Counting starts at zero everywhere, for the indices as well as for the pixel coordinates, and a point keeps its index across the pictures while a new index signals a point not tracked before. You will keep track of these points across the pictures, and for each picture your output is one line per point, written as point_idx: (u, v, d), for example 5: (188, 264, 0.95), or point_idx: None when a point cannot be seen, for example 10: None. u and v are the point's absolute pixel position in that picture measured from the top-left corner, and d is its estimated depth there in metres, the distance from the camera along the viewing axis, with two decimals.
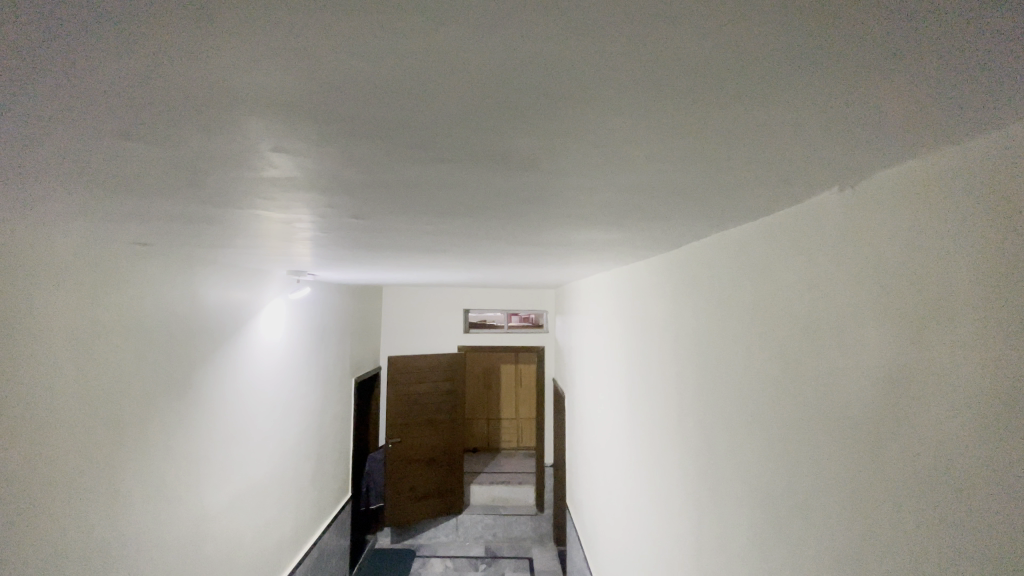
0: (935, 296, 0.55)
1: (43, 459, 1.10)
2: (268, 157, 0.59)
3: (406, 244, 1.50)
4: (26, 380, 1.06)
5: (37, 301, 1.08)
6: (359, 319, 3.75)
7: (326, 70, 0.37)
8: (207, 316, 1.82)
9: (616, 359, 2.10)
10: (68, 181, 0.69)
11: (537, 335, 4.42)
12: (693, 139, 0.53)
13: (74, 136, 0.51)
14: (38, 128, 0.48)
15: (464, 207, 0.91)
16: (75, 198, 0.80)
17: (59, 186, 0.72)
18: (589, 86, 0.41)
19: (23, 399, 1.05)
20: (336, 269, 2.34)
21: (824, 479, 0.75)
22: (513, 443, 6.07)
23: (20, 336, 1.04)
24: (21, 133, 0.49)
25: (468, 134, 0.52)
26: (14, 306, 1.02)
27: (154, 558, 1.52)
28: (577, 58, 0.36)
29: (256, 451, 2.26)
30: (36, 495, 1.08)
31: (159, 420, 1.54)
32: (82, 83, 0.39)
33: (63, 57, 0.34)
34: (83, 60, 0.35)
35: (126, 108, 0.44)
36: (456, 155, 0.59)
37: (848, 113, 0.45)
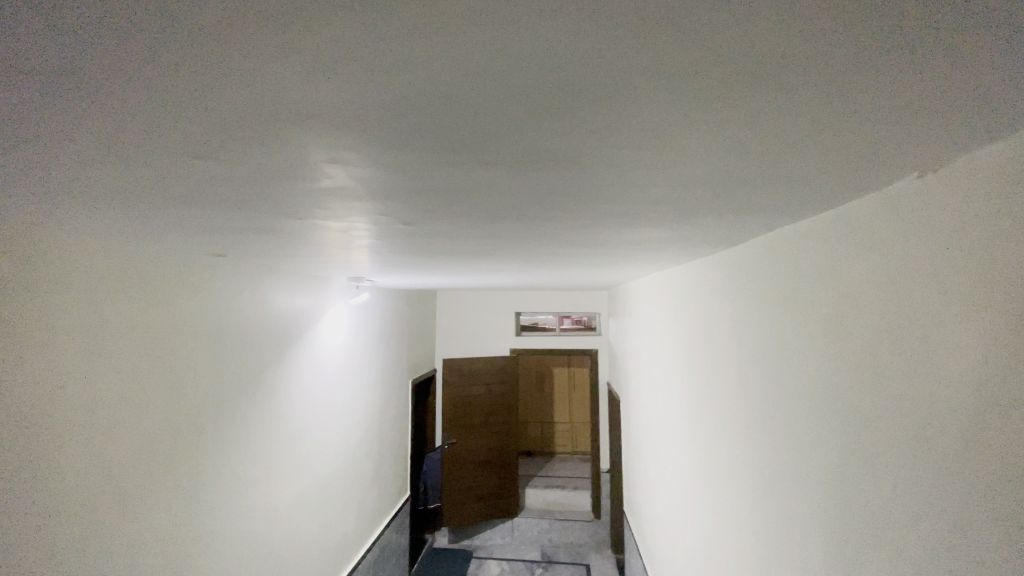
0: (1015, 297, 0.48)
1: (128, 452, 1.22)
2: (315, 169, 0.63)
3: (458, 248, 1.52)
4: (113, 382, 1.18)
5: (122, 309, 1.20)
6: (415, 322, 3.85)
7: (344, 84, 0.39)
8: (273, 321, 1.95)
9: (674, 363, 2.02)
10: (151, 198, 0.77)
11: (589, 338, 4.35)
12: (730, 133, 0.49)
13: (147, 155, 0.56)
14: (117, 151, 0.54)
15: (512, 209, 0.91)
16: (158, 214, 0.88)
17: (145, 204, 0.80)
18: (604, 88, 0.40)
19: (110, 399, 1.17)
20: (391, 275, 2.43)
21: (897, 498, 0.67)
22: (568, 447, 6.02)
23: (106, 341, 1.16)
24: (104, 155, 0.55)
25: (503, 135, 0.51)
26: (102, 314, 1.14)
27: (228, 546, 1.64)
28: (586, 61, 0.36)
29: (320, 450, 2.38)
30: (121, 484, 1.20)
31: (227, 421, 1.65)
32: (142, 107, 0.43)
33: (125, 85, 0.38)
34: (144, 88, 0.39)
35: (183, 127, 0.48)
36: (494, 155, 0.58)
37: (894, 103, 0.41)
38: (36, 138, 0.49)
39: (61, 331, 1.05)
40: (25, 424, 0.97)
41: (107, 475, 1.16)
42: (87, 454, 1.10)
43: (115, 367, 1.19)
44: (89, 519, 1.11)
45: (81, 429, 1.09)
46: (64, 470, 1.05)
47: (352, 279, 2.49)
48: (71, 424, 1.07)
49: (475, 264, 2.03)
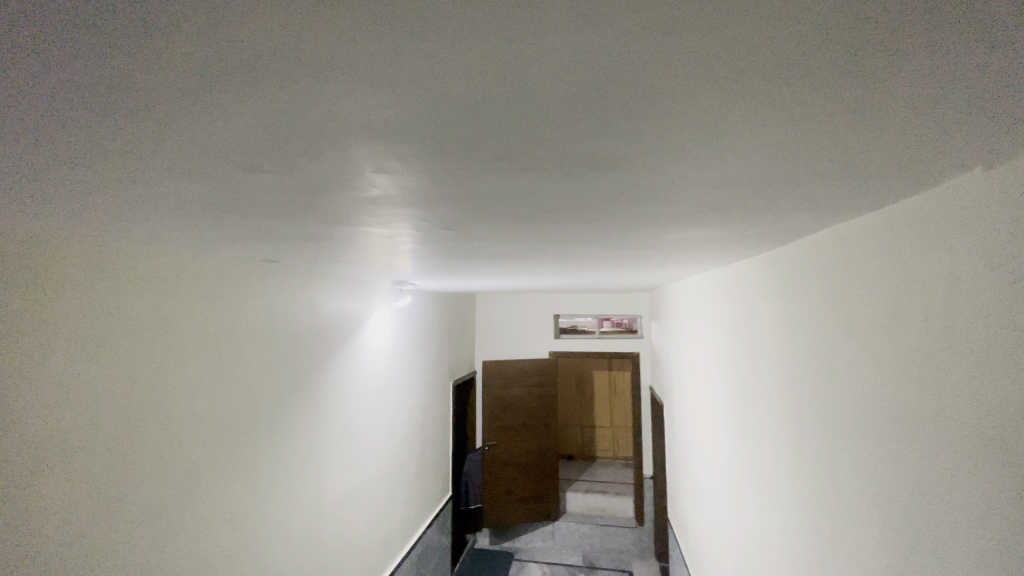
0: None
1: (191, 444, 1.32)
2: (362, 179, 0.67)
3: (498, 251, 1.54)
4: (179, 378, 1.28)
5: (186, 311, 1.30)
6: (455, 325, 3.92)
7: (390, 101, 0.42)
8: (322, 324, 2.04)
9: (719, 367, 1.96)
10: (215, 208, 0.83)
11: (630, 340, 4.29)
12: (764, 134, 0.49)
13: (213, 169, 0.62)
14: (189, 165, 0.60)
15: (549, 213, 0.92)
16: (221, 222, 0.96)
17: (209, 213, 0.87)
18: (634, 94, 0.41)
19: (177, 395, 1.27)
20: (433, 279, 2.50)
21: (956, 509, 0.64)
22: (609, 452, 5.94)
23: (173, 341, 1.26)
24: (178, 169, 0.61)
25: (540, 139, 0.52)
26: (170, 316, 1.25)
27: (281, 537, 1.73)
28: (616, 69, 0.37)
29: (366, 448, 2.47)
30: (187, 474, 1.30)
31: (279, 419, 1.74)
32: (212, 126, 0.47)
33: (200, 105, 0.43)
34: (215, 108, 0.43)
35: (246, 142, 0.53)
36: (531, 159, 0.59)
37: (937, 98, 0.40)
38: (122, 155, 0.55)
39: (135, 332, 1.15)
40: (101, 419, 1.07)
41: (168, 468, 1.25)
42: (151, 448, 1.19)
43: (178, 367, 1.28)
44: (154, 509, 1.20)
45: (147, 423, 1.19)
46: (133, 461, 1.14)
47: (396, 283, 2.57)
48: (138, 419, 1.16)
49: (514, 267, 2.05)
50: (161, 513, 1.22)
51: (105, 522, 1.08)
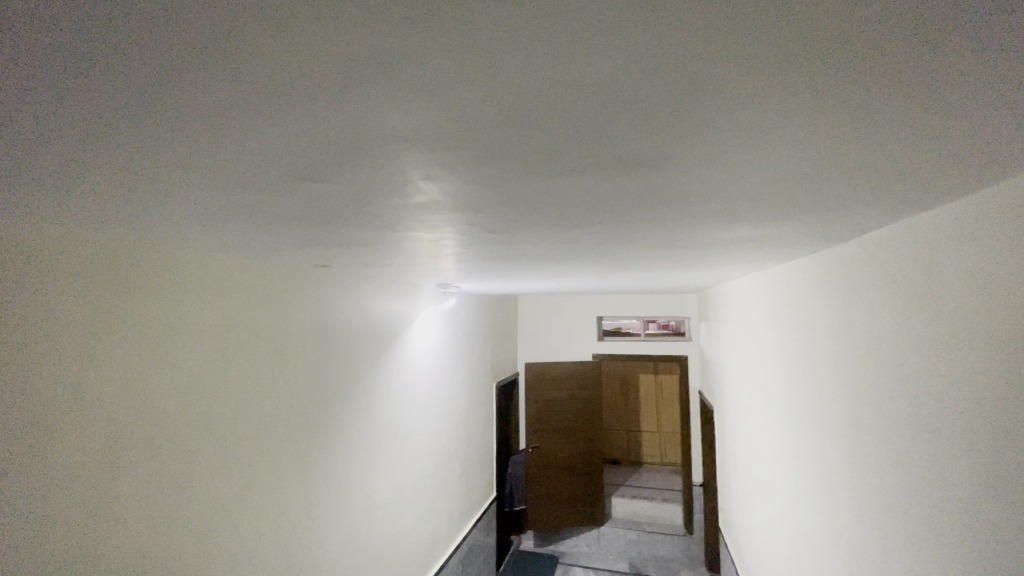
0: None
1: (251, 439, 1.42)
2: (411, 186, 0.70)
3: (539, 253, 1.55)
4: (239, 375, 1.38)
5: (245, 314, 1.40)
6: (498, 326, 3.96)
7: (437, 112, 0.45)
8: (370, 326, 2.13)
9: (770, 371, 1.88)
10: (276, 216, 0.89)
11: (677, 343, 4.18)
12: (813, 131, 0.48)
13: (275, 179, 0.66)
14: (253, 177, 0.65)
15: (590, 214, 0.92)
16: (279, 229, 1.02)
17: (270, 221, 0.93)
18: (675, 98, 0.41)
19: (237, 392, 1.37)
20: (476, 281, 2.54)
21: None
22: (656, 458, 5.79)
23: (234, 340, 1.36)
24: (244, 181, 0.67)
25: (579, 141, 0.52)
26: (231, 318, 1.35)
27: (333, 531, 1.81)
28: (656, 74, 0.38)
29: (413, 447, 2.54)
30: (247, 465, 1.40)
31: (329, 417, 1.83)
32: (276, 140, 0.52)
33: (268, 121, 0.47)
34: (280, 123, 0.47)
35: (304, 154, 0.57)
36: (570, 162, 0.60)
37: (1000, 84, 0.38)
38: (197, 169, 0.60)
39: (205, 333, 1.25)
40: (173, 414, 1.15)
41: (229, 461, 1.34)
42: (214, 442, 1.28)
43: (237, 366, 1.37)
44: (218, 500, 1.29)
45: (211, 419, 1.27)
46: (199, 455, 1.23)
47: (440, 286, 2.63)
48: (204, 415, 1.25)
49: (555, 269, 2.05)
50: (224, 504, 1.31)
51: (178, 511, 1.16)
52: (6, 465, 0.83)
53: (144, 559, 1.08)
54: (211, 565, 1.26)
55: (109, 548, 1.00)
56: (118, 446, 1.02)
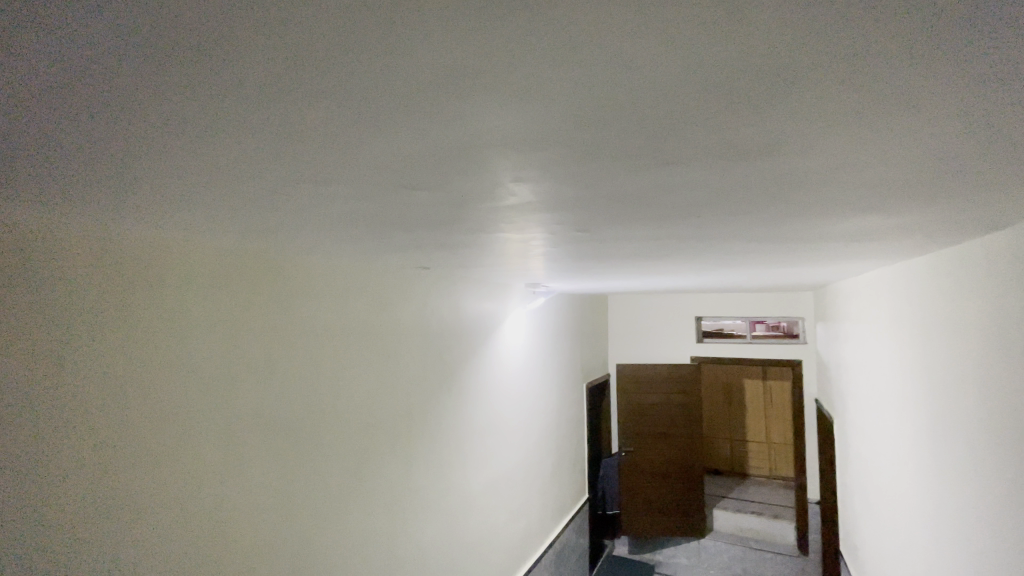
0: None
1: (354, 427, 1.56)
2: (506, 189, 0.72)
3: (633, 252, 1.49)
4: (342, 368, 1.52)
5: (347, 312, 1.54)
6: (589, 326, 3.88)
7: (534, 117, 0.45)
8: (461, 325, 2.21)
9: (899, 379, 1.64)
10: (380, 220, 0.96)
11: (789, 345, 3.80)
12: (965, 100, 0.42)
13: (381, 185, 0.71)
14: (363, 184, 0.71)
15: (687, 208, 0.87)
16: (383, 233, 1.10)
17: (374, 224, 1.00)
18: (791, 81, 0.38)
19: (340, 384, 1.51)
20: (565, 280, 2.52)
21: None
22: (764, 470, 5.33)
23: (338, 336, 1.50)
24: (353, 188, 0.72)
25: (675, 134, 0.50)
26: (334, 316, 1.49)
27: (429, 519, 1.92)
28: (772, 60, 0.35)
29: (505, 444, 2.59)
30: (350, 451, 1.54)
31: (424, 411, 1.92)
32: (383, 150, 0.56)
33: (378, 134, 0.51)
34: (388, 136, 0.51)
35: (408, 163, 0.61)
36: (666, 155, 0.56)
37: None
38: (317, 179, 0.67)
39: (311, 330, 1.41)
40: (278, 407, 1.30)
41: (330, 451, 1.46)
42: (316, 432, 1.42)
43: (335, 363, 1.49)
44: (319, 485, 1.42)
45: (313, 412, 1.41)
46: (302, 443, 1.37)
47: (529, 285, 2.64)
48: (305, 409, 1.38)
49: (648, 266, 1.96)
50: (325, 489, 1.44)
51: (283, 494, 1.30)
52: (164, 439, 1.02)
53: (264, 528, 1.24)
54: (315, 545, 1.40)
55: (227, 524, 1.15)
56: (241, 429, 1.19)
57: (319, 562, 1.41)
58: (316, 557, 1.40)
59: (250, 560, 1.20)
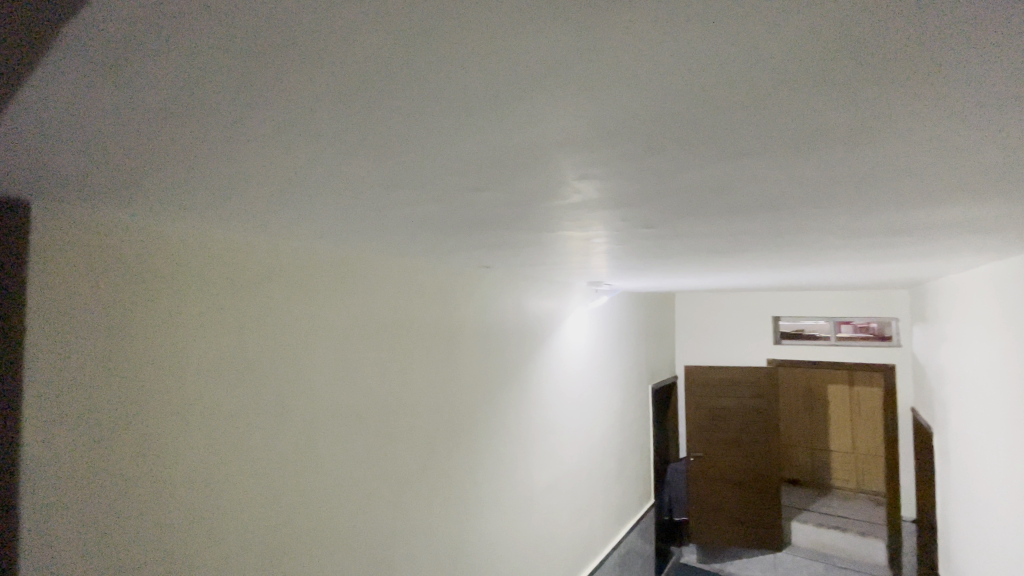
0: None
1: (419, 420, 1.63)
2: (571, 187, 0.72)
3: (703, 248, 1.43)
4: (408, 363, 1.60)
5: (411, 310, 1.62)
6: (654, 326, 3.73)
7: (600, 116, 0.46)
8: (523, 323, 2.22)
9: (1009, 388, 1.47)
10: (446, 220, 0.99)
11: (878, 347, 3.48)
12: None
13: (446, 188, 0.74)
14: (432, 187, 0.74)
15: (763, 201, 0.82)
16: (449, 232, 1.13)
17: (441, 224, 1.04)
18: (874, 62, 0.36)
19: (406, 379, 1.59)
20: (628, 278, 2.45)
21: None
22: (850, 483, 4.92)
23: (404, 332, 1.58)
24: (421, 190, 0.76)
25: (748, 125, 0.48)
26: (401, 314, 1.58)
27: (491, 514, 1.95)
28: (851, 42, 0.34)
29: (568, 443, 2.57)
30: (416, 443, 1.61)
31: (486, 409, 1.96)
32: (452, 154, 0.58)
33: (447, 139, 0.53)
34: (456, 141, 0.54)
35: (475, 166, 0.63)
36: (741, 143, 0.53)
37: None
38: (389, 182, 0.71)
39: (378, 328, 1.49)
40: (349, 399, 1.39)
41: (393, 445, 1.53)
42: (385, 424, 1.50)
43: (399, 359, 1.57)
44: (386, 475, 1.50)
45: (376, 407, 1.48)
46: (371, 434, 1.46)
47: (591, 283, 2.60)
48: (370, 403, 1.46)
49: (719, 263, 1.87)
50: (388, 481, 1.51)
51: (354, 480, 1.40)
52: (248, 422, 1.14)
53: (336, 511, 1.34)
54: (380, 533, 1.47)
55: (295, 509, 1.24)
56: (316, 418, 1.30)
57: (383, 551, 1.48)
58: (382, 544, 1.48)
59: (317, 543, 1.29)
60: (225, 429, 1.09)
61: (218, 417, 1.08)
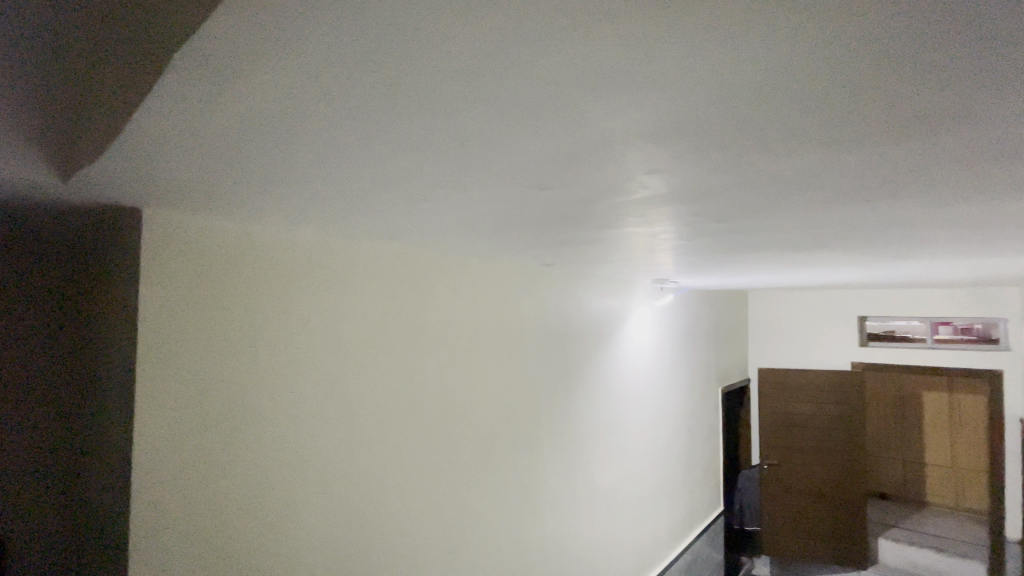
0: None
1: (487, 414, 1.68)
2: (640, 180, 0.74)
3: (781, 244, 1.35)
4: (476, 357, 1.65)
5: (479, 307, 1.67)
6: (723, 326, 3.55)
7: (670, 109, 0.49)
8: (588, 321, 2.20)
9: None
10: (518, 217, 1.02)
11: (979, 350, 3.14)
12: None
13: (516, 184, 0.78)
14: (505, 183, 0.78)
15: (843, 186, 0.77)
16: (520, 230, 1.16)
17: (514, 221, 1.07)
18: (954, 46, 0.37)
19: (475, 373, 1.64)
20: (698, 276, 2.36)
21: None
22: (946, 499, 4.48)
23: (472, 327, 1.64)
24: (496, 187, 0.80)
25: (818, 110, 0.49)
26: (470, 310, 1.63)
27: (556, 511, 1.96)
28: (930, 28, 0.34)
29: (633, 445, 2.52)
30: (485, 436, 1.67)
31: (548, 408, 1.96)
32: (525, 151, 0.62)
33: (521, 137, 0.57)
34: (530, 138, 0.58)
35: (546, 161, 0.67)
36: (812, 119, 0.51)
37: None
38: (465, 180, 0.76)
39: (449, 323, 1.56)
40: (424, 392, 1.47)
41: (463, 437, 1.59)
42: (456, 417, 1.57)
43: (468, 354, 1.62)
44: (456, 466, 1.56)
45: (448, 400, 1.54)
46: (443, 426, 1.52)
47: (658, 281, 2.52)
48: (443, 396, 1.52)
49: (799, 260, 1.75)
50: (453, 475, 1.55)
51: (428, 469, 1.47)
52: (336, 407, 1.24)
53: (412, 498, 1.42)
54: (448, 523, 1.53)
55: (367, 497, 1.30)
56: (396, 409, 1.38)
57: (453, 539, 1.54)
58: (453, 532, 1.54)
59: (395, 527, 1.37)
60: (303, 420, 1.17)
61: (297, 408, 1.16)
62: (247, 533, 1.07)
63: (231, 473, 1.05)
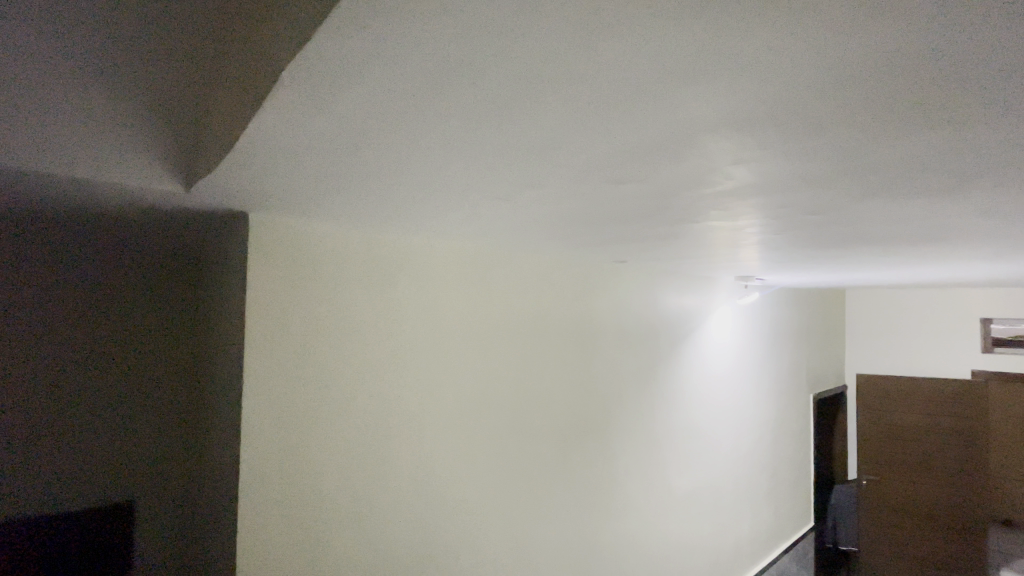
0: None
1: (561, 414, 1.63)
2: (727, 172, 0.67)
3: (890, 239, 1.20)
4: (551, 356, 1.61)
5: (553, 304, 1.62)
6: (819, 329, 3.28)
7: (774, 88, 0.43)
8: (665, 321, 2.09)
9: None
10: (598, 213, 0.96)
11: None
12: None
13: (590, 180, 0.73)
14: (578, 180, 0.73)
15: (971, 172, 0.66)
16: (599, 227, 1.10)
17: (598, 219, 1.01)
18: None
19: (548, 371, 1.60)
20: (790, 273, 2.18)
21: None
22: None
23: (547, 326, 1.60)
24: (569, 184, 0.75)
25: (954, 82, 0.42)
26: (544, 308, 1.59)
27: (630, 517, 1.88)
28: None
29: (712, 453, 2.37)
30: (559, 436, 1.62)
31: (622, 411, 1.88)
32: (603, 144, 0.58)
33: (600, 128, 0.53)
34: (610, 130, 0.53)
35: (625, 155, 0.62)
36: (940, 92, 0.44)
37: None
38: (535, 177, 0.72)
39: (523, 321, 1.53)
40: (498, 390, 1.44)
41: (536, 438, 1.55)
42: (529, 416, 1.53)
43: (542, 352, 1.58)
44: (531, 466, 1.53)
45: (522, 399, 1.51)
46: (517, 426, 1.50)
47: (742, 279, 2.36)
48: (516, 395, 1.50)
49: (913, 256, 1.56)
50: (527, 475, 1.52)
51: (503, 469, 1.45)
52: (414, 404, 1.24)
53: (486, 496, 1.41)
54: (522, 523, 1.50)
55: (444, 498, 1.30)
56: (471, 406, 1.37)
57: (527, 540, 1.51)
58: (527, 533, 1.51)
59: (470, 525, 1.36)
60: (383, 417, 1.18)
61: (378, 403, 1.17)
62: (333, 524, 1.10)
63: (319, 466, 1.08)
